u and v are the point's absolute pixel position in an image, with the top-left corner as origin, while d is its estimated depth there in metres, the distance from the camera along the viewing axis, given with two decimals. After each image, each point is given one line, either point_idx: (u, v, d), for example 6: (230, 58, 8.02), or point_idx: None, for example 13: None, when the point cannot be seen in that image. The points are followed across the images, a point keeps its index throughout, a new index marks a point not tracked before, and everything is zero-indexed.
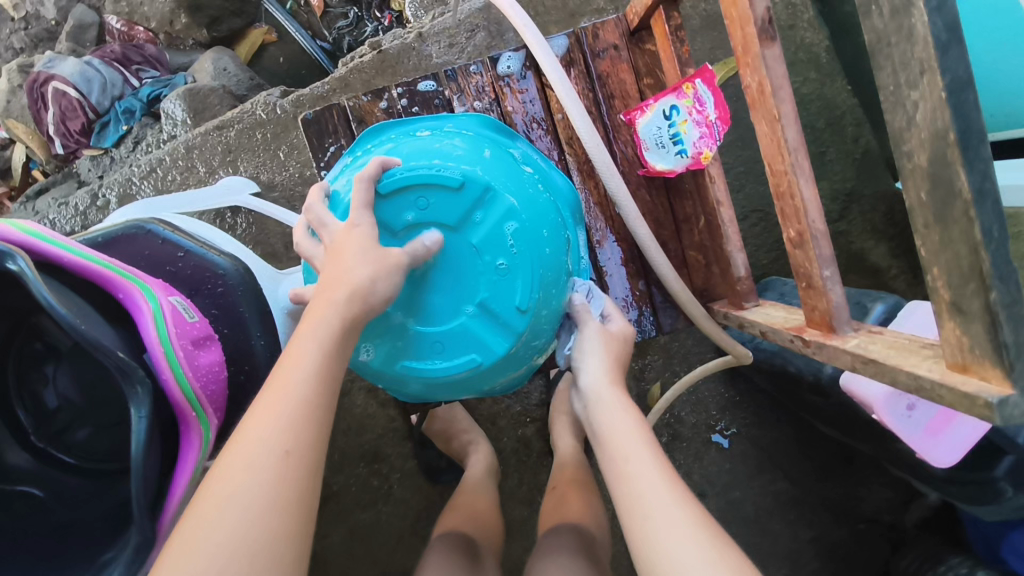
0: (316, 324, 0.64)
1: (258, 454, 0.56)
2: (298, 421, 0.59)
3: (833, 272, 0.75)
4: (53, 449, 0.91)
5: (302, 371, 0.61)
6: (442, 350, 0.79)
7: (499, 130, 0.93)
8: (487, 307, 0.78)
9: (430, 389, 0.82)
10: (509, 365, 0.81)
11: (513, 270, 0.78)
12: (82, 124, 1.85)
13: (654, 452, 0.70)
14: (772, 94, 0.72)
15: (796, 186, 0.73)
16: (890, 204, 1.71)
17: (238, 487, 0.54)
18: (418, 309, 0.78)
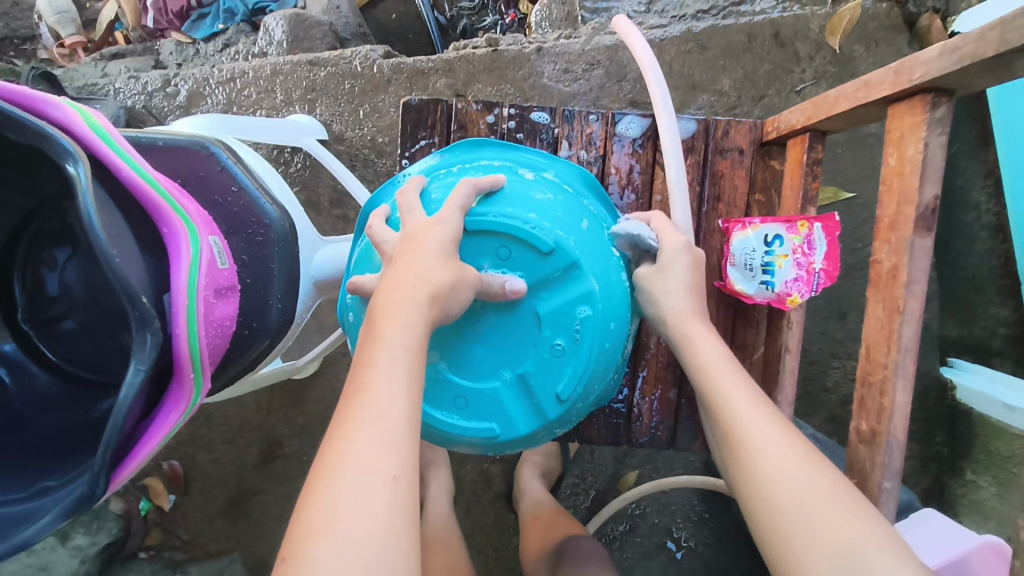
0: (395, 325, 0.57)
1: (366, 483, 0.50)
2: (400, 443, 0.52)
3: (893, 486, 0.69)
4: (35, 335, 0.85)
5: (390, 384, 0.54)
6: (463, 406, 0.73)
7: (598, 193, 0.88)
8: (527, 378, 0.72)
9: (433, 437, 0.75)
10: (524, 444, 0.75)
11: (570, 355, 0.72)
12: (181, 7, 1.81)
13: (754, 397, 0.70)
14: (905, 285, 0.66)
15: (891, 384, 0.68)
16: (927, 387, 1.65)
17: (345, 521, 0.48)
18: (453, 355, 0.72)
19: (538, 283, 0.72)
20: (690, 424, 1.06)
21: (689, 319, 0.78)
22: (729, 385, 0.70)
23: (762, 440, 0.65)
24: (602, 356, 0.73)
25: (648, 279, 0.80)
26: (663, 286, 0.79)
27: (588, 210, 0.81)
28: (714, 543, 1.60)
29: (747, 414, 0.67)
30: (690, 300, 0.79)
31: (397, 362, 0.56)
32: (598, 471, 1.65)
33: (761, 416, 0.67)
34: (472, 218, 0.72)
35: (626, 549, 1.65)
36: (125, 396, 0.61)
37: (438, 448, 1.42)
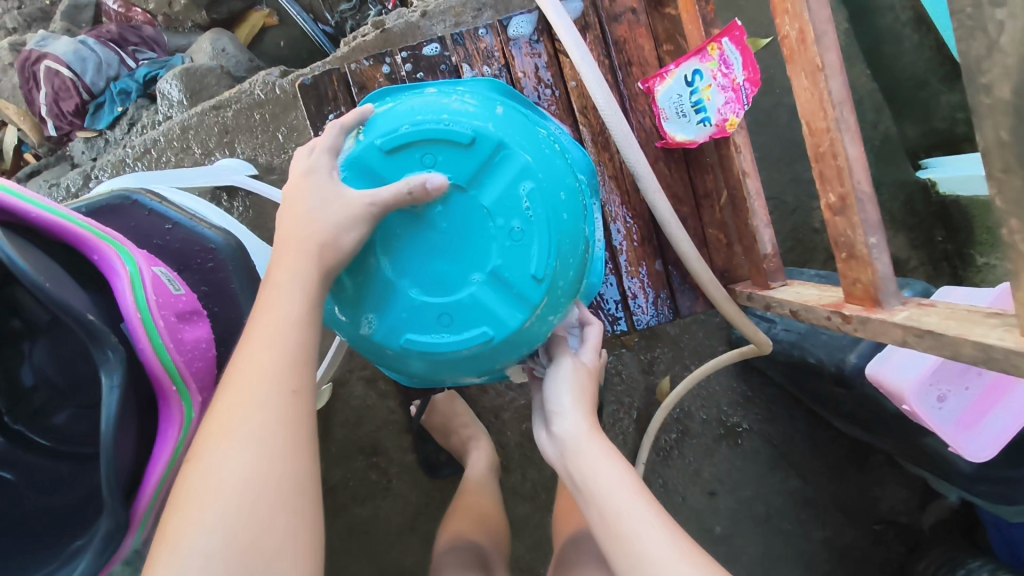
0: (291, 270, 0.65)
1: (264, 396, 0.59)
2: (291, 369, 0.61)
3: (879, 239, 0.68)
4: (27, 430, 0.84)
5: (284, 314, 0.64)
6: (448, 322, 0.72)
7: (513, 96, 0.83)
8: (493, 271, 0.71)
9: (437, 368, 0.75)
10: (522, 342, 0.74)
11: (524, 234, 0.71)
12: (76, 105, 1.79)
13: (657, 514, 0.65)
14: (815, 41, 0.65)
15: (839, 144, 0.67)
16: (910, 194, 1.61)
17: (230, 437, 0.57)
18: (418, 276, 0.71)
19: (472, 174, 0.71)
20: (686, 288, 1.07)
21: (590, 438, 0.72)
22: (632, 508, 0.66)
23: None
24: (556, 227, 0.72)
25: (570, 374, 0.77)
26: (576, 388, 0.76)
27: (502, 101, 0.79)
28: (767, 417, 1.52)
29: (660, 549, 0.62)
30: (583, 413, 0.74)
31: (295, 300, 0.64)
32: (632, 389, 1.56)
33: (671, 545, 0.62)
34: (384, 141, 0.72)
35: (687, 454, 1.51)
36: (109, 416, 0.60)
37: (470, 421, 1.42)
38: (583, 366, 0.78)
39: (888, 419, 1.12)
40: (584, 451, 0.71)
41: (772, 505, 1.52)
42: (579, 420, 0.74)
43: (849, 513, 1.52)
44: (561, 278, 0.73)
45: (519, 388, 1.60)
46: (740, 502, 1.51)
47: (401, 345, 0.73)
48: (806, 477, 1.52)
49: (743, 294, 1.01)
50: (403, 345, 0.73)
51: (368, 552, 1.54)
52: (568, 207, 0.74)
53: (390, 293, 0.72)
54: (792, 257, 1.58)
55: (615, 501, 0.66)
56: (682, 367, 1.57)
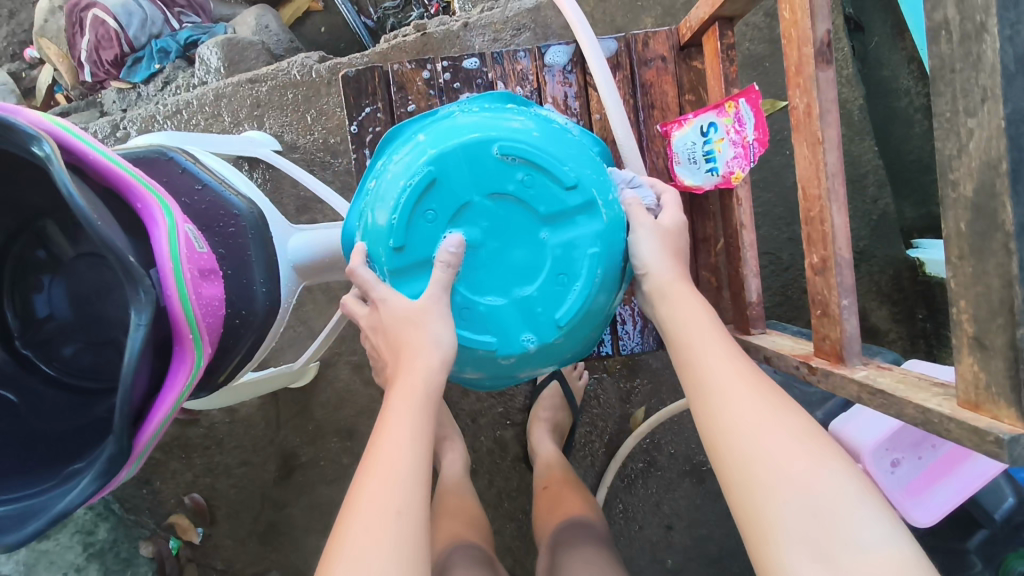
0: (404, 401, 0.73)
1: (381, 515, 0.64)
2: (436, 391, 0.76)
3: (851, 302, 0.75)
4: (35, 357, 0.89)
5: (402, 445, 0.69)
6: (567, 279, 0.85)
7: (418, 118, 0.93)
8: (551, 220, 0.85)
9: (592, 316, 0.88)
10: (617, 245, 0.87)
11: (533, 178, 0.85)
12: (116, 55, 1.85)
13: (722, 338, 0.75)
14: (819, 117, 0.72)
15: (827, 212, 0.74)
16: (898, 270, 1.69)
17: (388, 463, 0.67)
18: (507, 283, 0.86)
19: (471, 168, 0.85)
20: None
21: (676, 282, 0.82)
22: (709, 344, 0.74)
23: (744, 398, 0.67)
24: (542, 144, 0.86)
25: (646, 236, 0.85)
26: (657, 242, 0.85)
27: (410, 133, 0.91)
28: None
29: (719, 364, 0.72)
30: (670, 262, 0.84)
31: (430, 360, 0.77)
32: (607, 414, 1.63)
33: (742, 375, 0.70)
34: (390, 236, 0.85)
35: (650, 484, 1.58)
36: (133, 351, 0.66)
37: (448, 421, 1.48)
38: (664, 228, 0.86)
39: None
40: (665, 291, 0.82)
41: (724, 546, 1.59)
42: (663, 267, 0.84)
43: None
44: (586, 172, 0.86)
45: (499, 395, 1.66)
46: (696, 540, 1.59)
47: (562, 327, 0.85)
48: None
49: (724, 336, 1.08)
50: (564, 323, 0.85)
51: None
52: (531, 122, 0.87)
53: (518, 306, 0.85)
54: (777, 312, 1.65)
55: (692, 327, 0.77)
56: (658, 401, 1.63)
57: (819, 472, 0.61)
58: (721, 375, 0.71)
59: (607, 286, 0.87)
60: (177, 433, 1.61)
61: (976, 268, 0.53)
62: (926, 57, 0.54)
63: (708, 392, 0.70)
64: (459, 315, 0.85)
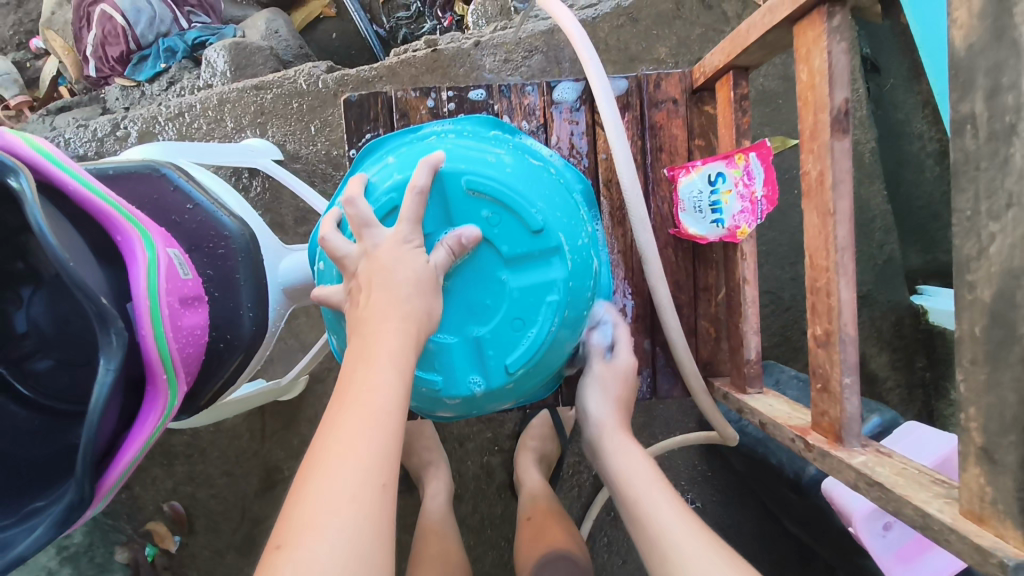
0: (386, 355, 0.65)
1: (358, 483, 0.57)
2: (410, 363, 0.67)
3: (853, 380, 0.72)
4: (9, 375, 0.86)
5: (382, 402, 0.63)
6: (522, 324, 0.81)
7: (402, 134, 0.91)
8: (513, 262, 0.81)
9: (547, 363, 0.84)
10: (578, 296, 0.83)
11: (499, 217, 0.81)
12: (121, 52, 1.82)
13: (663, 484, 0.80)
14: (831, 187, 0.69)
15: (835, 285, 0.71)
16: (901, 316, 1.66)
17: (333, 496, 0.56)
18: (462, 320, 0.81)
19: (440, 204, 0.81)
20: (667, 371, 1.11)
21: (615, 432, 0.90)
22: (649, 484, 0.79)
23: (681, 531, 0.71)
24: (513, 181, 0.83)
25: (598, 382, 0.92)
26: (603, 393, 0.92)
27: (386, 153, 0.89)
28: (721, 500, 1.56)
29: (657, 499, 0.77)
30: (616, 412, 0.92)
31: (387, 367, 0.65)
32: None
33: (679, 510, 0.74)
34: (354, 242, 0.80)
35: None
36: (99, 396, 0.63)
37: (434, 445, 1.45)
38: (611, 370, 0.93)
39: (831, 534, 1.16)
40: (612, 443, 0.88)
41: None
42: (608, 417, 0.91)
43: None
44: (555, 216, 0.83)
45: (489, 421, 1.63)
46: None
47: (510, 372, 0.81)
48: None
49: (720, 391, 1.04)
50: (513, 368, 0.81)
51: None
52: (503, 158, 0.84)
53: (468, 347, 0.82)
54: (777, 353, 1.62)
55: (635, 472, 0.82)
56: (650, 436, 1.60)
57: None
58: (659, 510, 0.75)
59: (567, 328, 0.83)
60: (158, 441, 1.58)
61: (990, 377, 0.50)
62: (949, 150, 0.51)
63: (645, 527, 0.74)
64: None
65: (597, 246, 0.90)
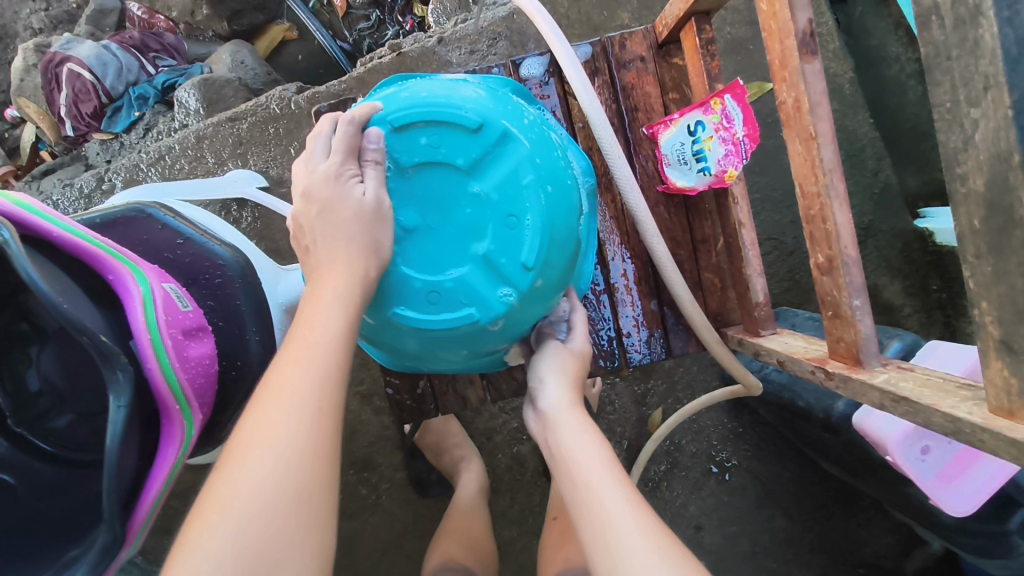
0: (320, 318, 0.69)
1: (271, 435, 0.58)
2: (340, 328, 0.69)
3: (863, 301, 0.71)
4: (29, 434, 0.85)
5: (309, 362, 0.64)
6: (516, 219, 0.81)
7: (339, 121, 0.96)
8: (475, 169, 0.82)
9: (559, 242, 0.83)
10: (551, 169, 0.83)
11: (439, 137, 0.83)
12: (94, 107, 1.83)
13: (596, 437, 0.73)
14: (810, 111, 0.68)
15: (829, 209, 0.70)
16: (907, 242, 1.64)
17: (256, 449, 0.58)
18: (460, 246, 0.83)
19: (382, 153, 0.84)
20: (679, 329, 1.10)
21: (570, 410, 0.77)
22: (602, 478, 0.67)
23: (618, 518, 0.62)
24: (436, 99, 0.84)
25: (556, 365, 0.83)
26: (560, 377, 0.82)
27: None
28: (757, 454, 1.55)
29: (596, 473, 0.67)
30: (565, 393, 0.79)
31: (321, 329, 0.68)
32: (624, 419, 1.59)
33: (612, 487, 0.66)
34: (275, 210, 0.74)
35: (674, 486, 1.55)
36: (115, 433, 0.64)
37: (462, 442, 1.45)
38: (568, 350, 0.86)
39: (870, 466, 1.15)
40: (560, 420, 0.76)
41: (757, 542, 1.55)
42: (562, 395, 0.79)
43: (835, 554, 1.54)
44: (489, 107, 0.83)
45: (513, 411, 1.63)
46: (727, 539, 1.55)
47: (531, 270, 0.81)
48: (791, 516, 1.54)
49: (734, 339, 1.03)
50: (531, 264, 0.81)
51: (353, 567, 1.56)
52: (413, 91, 0.86)
53: (480, 265, 0.82)
54: (788, 298, 1.60)
55: (576, 445, 0.72)
56: (674, 400, 1.59)
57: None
58: (595, 483, 0.66)
59: (558, 202, 0.83)
60: (191, 482, 1.59)
61: (997, 267, 0.49)
62: (918, 46, 0.50)
63: (585, 500, 0.66)
64: (430, 303, 0.83)
65: (546, 121, 0.90)
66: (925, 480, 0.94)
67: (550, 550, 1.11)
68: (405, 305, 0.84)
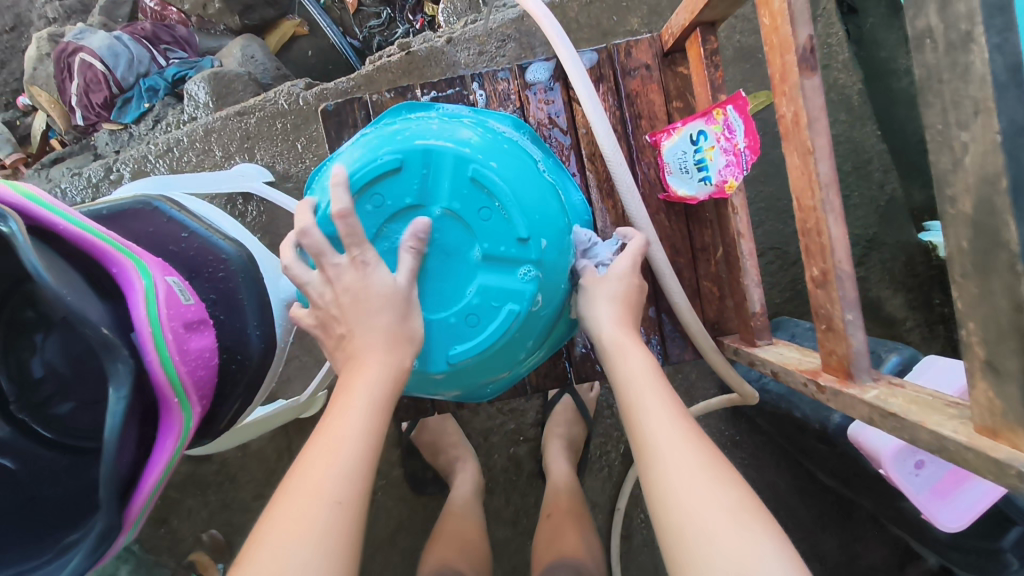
0: (364, 379, 0.68)
1: (315, 503, 0.58)
2: (387, 392, 0.68)
3: (856, 316, 0.71)
4: (31, 420, 0.87)
5: (354, 426, 0.64)
6: (488, 208, 0.80)
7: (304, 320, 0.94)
8: (425, 191, 0.80)
9: (539, 208, 0.81)
10: (489, 148, 0.82)
11: (379, 195, 0.81)
12: (105, 97, 1.85)
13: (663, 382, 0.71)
14: (807, 126, 0.69)
15: (824, 223, 0.70)
16: (912, 258, 1.65)
17: (300, 513, 0.57)
18: (458, 266, 0.80)
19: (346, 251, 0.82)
20: (676, 336, 1.11)
21: (623, 333, 0.77)
22: (653, 399, 0.68)
23: (684, 470, 0.60)
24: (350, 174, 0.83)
25: (604, 293, 0.82)
26: (614, 308, 0.80)
27: None
28: (753, 462, 1.55)
29: (660, 420, 0.66)
30: (618, 317, 0.79)
31: (364, 392, 0.67)
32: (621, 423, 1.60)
33: (683, 439, 0.63)
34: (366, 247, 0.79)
35: None
36: (114, 423, 0.64)
37: (458, 441, 1.46)
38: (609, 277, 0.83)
39: (864, 478, 1.16)
40: (617, 347, 0.76)
41: None
42: (614, 321, 0.79)
43: (828, 565, 1.54)
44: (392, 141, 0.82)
45: (511, 412, 1.64)
46: None
47: (527, 238, 0.79)
48: (786, 524, 1.54)
49: (730, 347, 1.04)
50: (524, 232, 0.79)
51: None
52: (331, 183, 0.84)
53: (488, 266, 0.80)
54: (788, 307, 1.60)
55: (636, 382, 0.71)
56: None
57: (752, 548, 0.53)
58: (661, 443, 0.63)
59: (514, 174, 0.81)
60: (190, 471, 1.60)
61: (982, 288, 0.50)
62: (911, 67, 0.51)
63: (648, 453, 0.64)
64: (473, 327, 0.80)
65: (458, 117, 0.89)
66: (922, 496, 0.94)
67: (544, 551, 1.12)
68: (456, 344, 0.80)
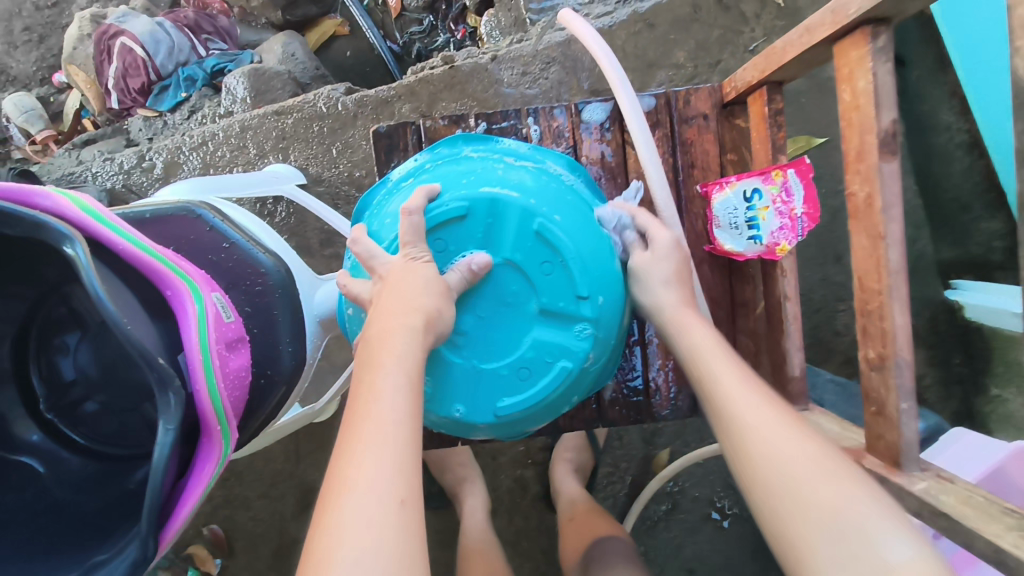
0: (393, 360, 0.66)
1: (368, 505, 0.57)
2: (416, 364, 0.67)
3: (910, 405, 0.70)
4: (59, 422, 0.83)
5: (391, 413, 0.63)
6: (551, 263, 0.80)
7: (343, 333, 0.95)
8: (488, 240, 0.81)
9: (601, 267, 0.82)
10: (557, 202, 0.82)
11: (442, 238, 0.81)
12: (142, 83, 1.84)
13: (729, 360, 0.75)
14: (881, 211, 0.68)
15: (888, 309, 0.70)
16: (934, 313, 1.60)
17: (356, 516, 0.56)
18: (513, 318, 0.81)
19: None
20: None
21: (683, 310, 0.81)
22: (718, 366, 0.73)
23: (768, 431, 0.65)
24: None
25: (646, 271, 0.83)
26: (667, 284, 0.82)
27: None
28: None
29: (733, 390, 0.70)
30: (675, 292, 0.82)
31: (394, 372, 0.66)
32: (631, 456, 1.59)
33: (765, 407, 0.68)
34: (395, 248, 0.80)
35: (672, 528, 1.55)
36: (162, 454, 0.64)
37: (468, 462, 1.46)
38: (652, 256, 0.83)
39: None
40: (678, 323, 0.80)
41: None
42: (670, 301, 0.81)
43: None
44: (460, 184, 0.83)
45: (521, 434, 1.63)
46: None
47: (586, 296, 0.80)
48: None
49: None
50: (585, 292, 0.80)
51: None
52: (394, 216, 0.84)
53: (544, 321, 0.81)
54: (808, 354, 1.59)
55: (707, 358, 0.75)
56: (682, 443, 1.59)
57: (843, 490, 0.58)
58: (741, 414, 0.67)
59: (579, 229, 0.82)
60: None
61: None
62: None
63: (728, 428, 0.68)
64: (524, 379, 0.81)
65: (522, 156, 0.89)
66: None
67: None
68: (505, 397, 0.81)
